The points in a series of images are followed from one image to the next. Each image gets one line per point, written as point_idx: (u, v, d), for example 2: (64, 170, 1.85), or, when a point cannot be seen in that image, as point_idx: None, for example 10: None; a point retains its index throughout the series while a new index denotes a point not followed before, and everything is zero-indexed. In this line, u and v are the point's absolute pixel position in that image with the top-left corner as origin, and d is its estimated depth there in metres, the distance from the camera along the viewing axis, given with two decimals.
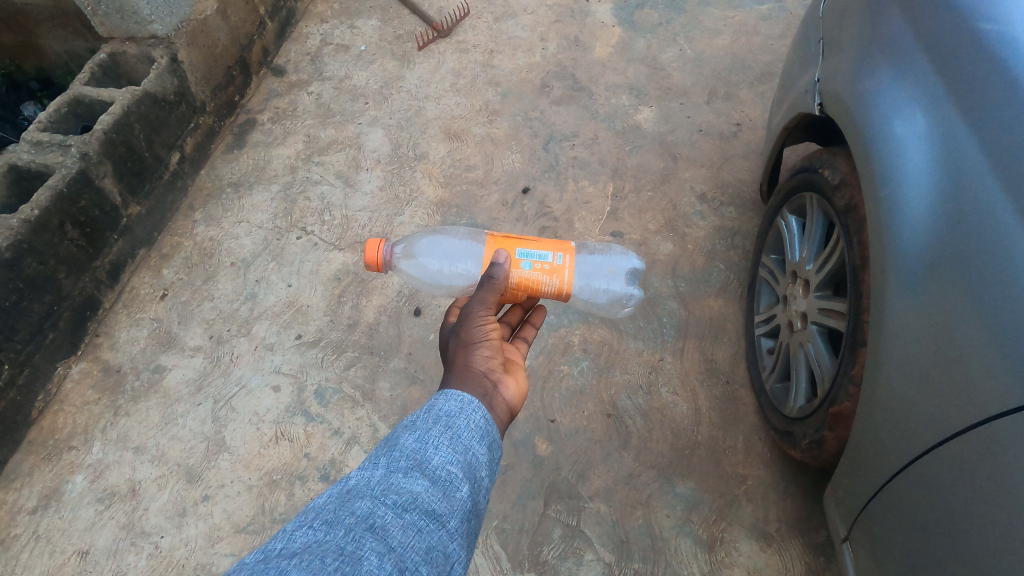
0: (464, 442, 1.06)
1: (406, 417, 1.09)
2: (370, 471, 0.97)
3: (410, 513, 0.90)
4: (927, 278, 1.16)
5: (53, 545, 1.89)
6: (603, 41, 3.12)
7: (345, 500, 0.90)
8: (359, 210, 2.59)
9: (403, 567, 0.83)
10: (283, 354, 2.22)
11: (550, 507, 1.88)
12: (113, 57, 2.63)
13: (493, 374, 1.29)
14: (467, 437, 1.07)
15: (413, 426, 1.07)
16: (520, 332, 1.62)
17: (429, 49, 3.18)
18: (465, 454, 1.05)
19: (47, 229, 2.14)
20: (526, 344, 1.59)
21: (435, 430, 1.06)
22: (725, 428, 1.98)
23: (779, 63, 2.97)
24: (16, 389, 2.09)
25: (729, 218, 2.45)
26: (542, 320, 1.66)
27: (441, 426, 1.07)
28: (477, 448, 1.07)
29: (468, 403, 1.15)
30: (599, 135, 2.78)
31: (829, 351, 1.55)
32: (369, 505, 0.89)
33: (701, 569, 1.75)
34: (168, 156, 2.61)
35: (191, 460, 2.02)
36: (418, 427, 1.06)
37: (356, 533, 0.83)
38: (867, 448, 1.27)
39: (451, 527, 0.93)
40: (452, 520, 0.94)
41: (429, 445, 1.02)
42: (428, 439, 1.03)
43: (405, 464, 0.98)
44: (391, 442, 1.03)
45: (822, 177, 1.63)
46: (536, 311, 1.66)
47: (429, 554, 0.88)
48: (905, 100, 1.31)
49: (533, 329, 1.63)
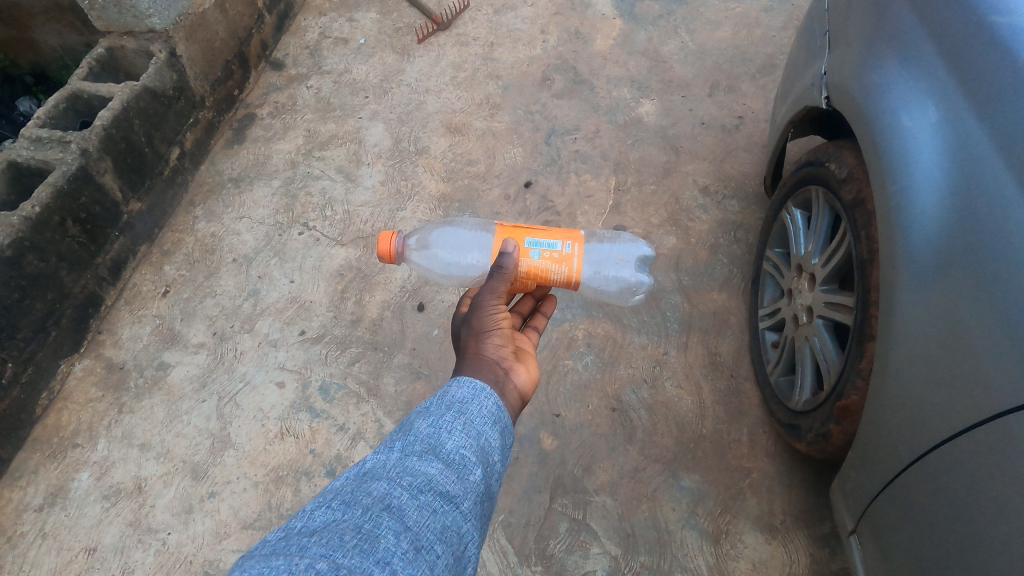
0: (477, 427, 1.07)
1: (419, 403, 1.10)
2: (386, 454, 0.97)
3: (425, 494, 0.90)
4: (937, 271, 1.16)
5: (60, 542, 1.89)
6: (604, 33, 3.11)
7: (362, 482, 0.90)
8: (361, 205, 2.58)
9: (419, 545, 0.84)
10: (286, 350, 2.22)
11: (556, 500, 1.89)
12: (110, 53, 2.61)
13: (505, 362, 1.29)
14: (480, 423, 1.08)
15: (427, 412, 1.07)
16: (530, 321, 1.62)
17: (429, 42, 3.16)
18: (478, 439, 1.05)
19: (47, 227, 2.13)
20: (537, 333, 1.59)
21: (448, 416, 1.06)
22: (730, 421, 1.99)
23: (781, 56, 2.96)
24: (19, 388, 2.08)
25: (732, 212, 2.45)
26: (553, 309, 1.66)
27: (454, 412, 1.07)
28: (490, 433, 1.08)
29: (480, 390, 1.14)
30: (601, 128, 2.77)
31: (835, 344, 1.56)
32: (385, 486, 0.89)
33: (706, 561, 1.76)
34: (168, 151, 2.59)
35: (197, 457, 2.02)
36: (431, 413, 1.07)
37: (373, 512, 0.84)
38: (876, 440, 1.28)
39: (465, 507, 0.94)
40: (466, 501, 0.94)
41: (443, 429, 1.03)
42: (441, 425, 1.04)
43: (420, 448, 0.98)
44: (406, 427, 1.04)
45: (829, 171, 1.63)
46: (547, 300, 1.65)
47: (444, 533, 0.88)
48: (914, 93, 1.30)
49: (544, 317, 1.63)
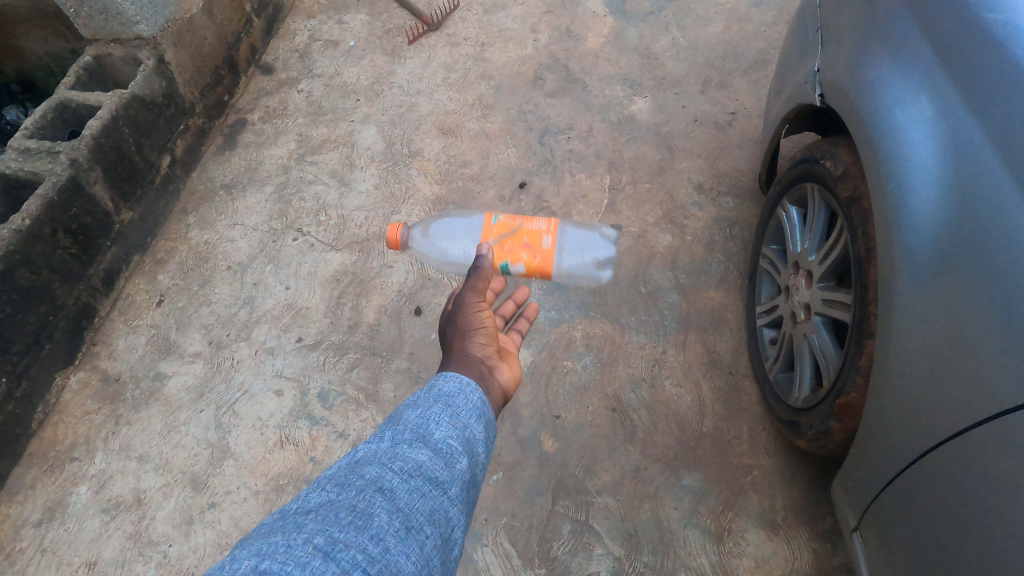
0: (463, 419, 1.06)
1: (407, 396, 1.09)
2: (377, 443, 0.97)
3: (415, 478, 0.90)
4: (936, 270, 1.16)
5: (60, 558, 1.88)
6: (595, 31, 3.10)
7: (355, 467, 0.90)
8: (355, 209, 2.56)
9: (410, 526, 0.84)
10: (284, 357, 2.21)
11: (559, 503, 1.88)
12: (98, 60, 2.58)
13: (490, 359, 1.29)
14: (466, 415, 1.07)
15: (415, 404, 1.06)
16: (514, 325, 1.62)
17: (419, 43, 3.14)
18: (465, 430, 1.04)
19: (38, 239, 2.11)
20: (520, 335, 1.59)
21: (436, 408, 1.05)
22: (730, 419, 2.00)
23: (772, 50, 2.96)
24: (14, 402, 2.07)
25: (728, 208, 2.46)
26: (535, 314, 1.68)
27: (441, 404, 1.07)
28: (475, 426, 1.07)
29: (466, 384, 1.14)
30: (594, 127, 2.76)
31: (833, 341, 1.56)
32: (376, 470, 0.89)
33: (709, 560, 1.77)
34: (158, 159, 2.57)
35: (196, 468, 2.01)
36: (419, 405, 1.06)
37: (366, 493, 0.84)
38: (876, 438, 1.28)
39: (453, 493, 0.93)
40: (454, 487, 0.94)
41: (431, 420, 1.02)
42: (430, 415, 1.03)
43: (409, 437, 0.98)
44: (394, 418, 1.03)
45: (824, 168, 1.63)
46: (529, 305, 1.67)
47: (433, 516, 0.88)
48: (907, 91, 1.31)
49: (527, 321, 1.64)
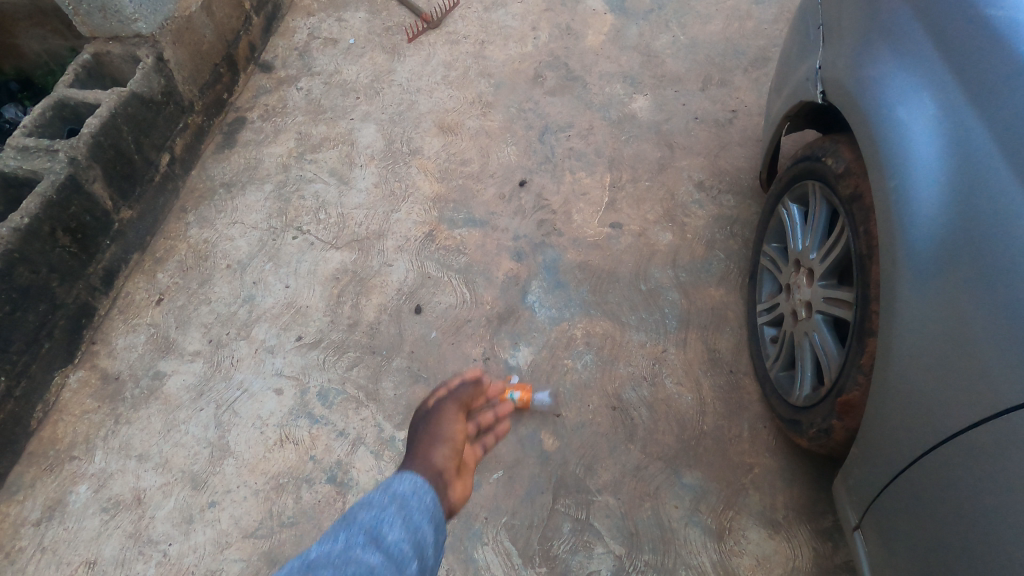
0: (415, 522, 1.06)
1: (362, 496, 1.10)
2: (330, 544, 0.97)
3: None
4: (938, 268, 1.16)
5: (60, 557, 1.87)
6: (595, 29, 3.09)
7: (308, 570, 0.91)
8: (355, 208, 2.56)
9: None
10: (284, 356, 2.20)
11: (559, 501, 1.88)
12: (96, 58, 2.58)
13: (445, 475, 1.24)
14: (418, 518, 1.07)
15: (369, 505, 1.07)
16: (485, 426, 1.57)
17: (419, 40, 3.14)
18: (416, 533, 1.04)
19: (37, 237, 2.10)
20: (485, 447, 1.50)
21: (389, 511, 1.05)
22: (730, 417, 1.99)
23: (773, 48, 2.95)
24: (14, 401, 2.06)
25: (728, 206, 2.45)
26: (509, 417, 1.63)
27: (394, 508, 1.07)
28: (426, 529, 1.06)
29: (421, 486, 1.15)
30: (594, 124, 2.75)
31: (835, 339, 1.55)
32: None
33: (710, 558, 1.76)
34: (157, 158, 2.56)
35: (196, 467, 2.00)
36: (373, 506, 1.06)
37: None
38: (879, 436, 1.27)
39: None
40: None
41: (384, 523, 1.02)
42: (383, 517, 1.03)
43: (362, 539, 0.98)
44: (348, 518, 1.04)
45: (825, 166, 1.63)
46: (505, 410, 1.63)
47: None
48: (910, 87, 1.30)
49: (500, 428, 1.56)
